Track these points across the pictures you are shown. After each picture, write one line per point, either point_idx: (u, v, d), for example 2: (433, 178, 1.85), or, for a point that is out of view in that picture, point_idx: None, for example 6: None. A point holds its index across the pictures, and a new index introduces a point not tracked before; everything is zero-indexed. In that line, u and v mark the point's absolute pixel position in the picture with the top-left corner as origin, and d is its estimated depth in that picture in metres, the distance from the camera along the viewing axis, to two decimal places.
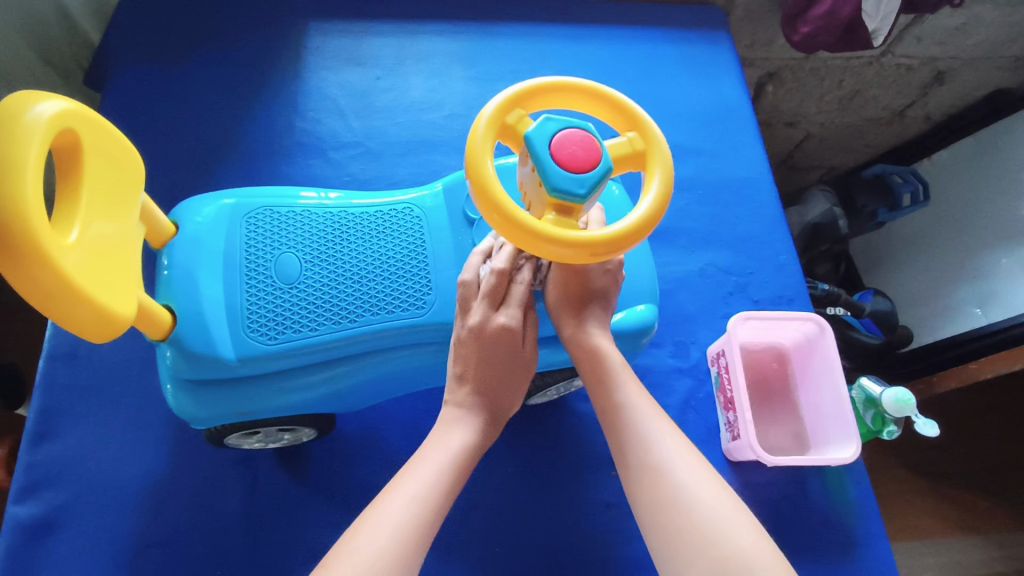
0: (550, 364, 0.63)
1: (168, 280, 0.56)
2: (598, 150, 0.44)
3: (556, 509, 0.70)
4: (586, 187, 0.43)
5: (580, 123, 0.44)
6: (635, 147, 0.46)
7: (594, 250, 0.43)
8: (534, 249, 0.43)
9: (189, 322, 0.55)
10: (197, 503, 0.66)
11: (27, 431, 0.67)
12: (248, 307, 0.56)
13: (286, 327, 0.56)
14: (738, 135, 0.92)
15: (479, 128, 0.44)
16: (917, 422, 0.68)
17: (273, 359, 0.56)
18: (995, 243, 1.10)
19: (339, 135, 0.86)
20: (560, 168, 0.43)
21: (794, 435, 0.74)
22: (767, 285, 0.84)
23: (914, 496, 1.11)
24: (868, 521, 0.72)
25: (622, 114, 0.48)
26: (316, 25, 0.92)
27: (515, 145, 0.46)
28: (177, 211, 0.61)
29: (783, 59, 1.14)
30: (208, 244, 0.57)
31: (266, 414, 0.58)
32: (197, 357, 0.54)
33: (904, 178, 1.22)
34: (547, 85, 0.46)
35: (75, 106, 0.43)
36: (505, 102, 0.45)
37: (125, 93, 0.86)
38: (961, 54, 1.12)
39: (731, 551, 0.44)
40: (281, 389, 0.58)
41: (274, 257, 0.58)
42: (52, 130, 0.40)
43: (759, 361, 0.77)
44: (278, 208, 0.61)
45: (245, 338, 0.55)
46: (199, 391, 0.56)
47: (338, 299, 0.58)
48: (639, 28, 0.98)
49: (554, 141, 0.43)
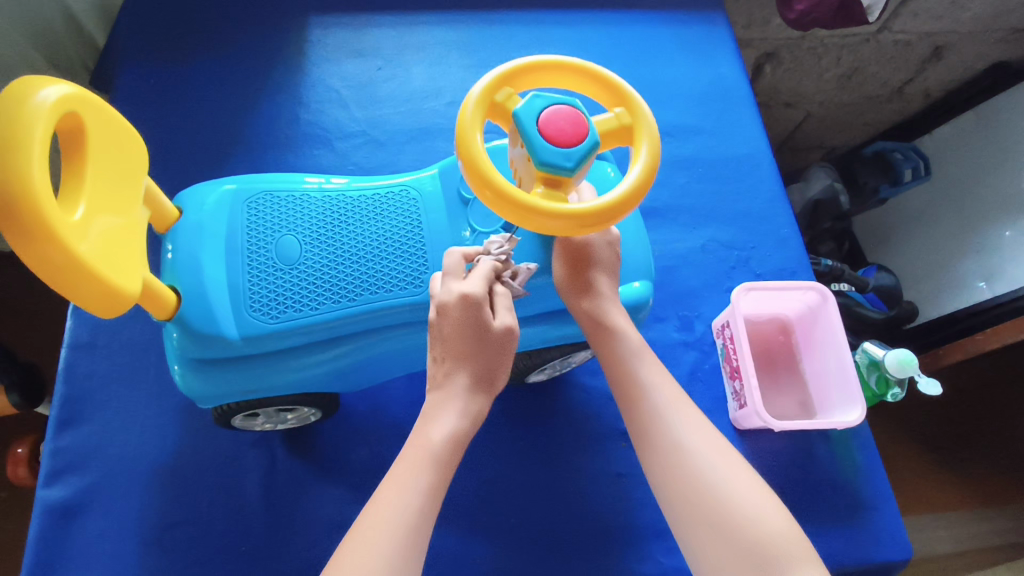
0: (551, 340, 0.64)
1: (173, 264, 0.58)
2: (584, 124, 0.45)
3: (567, 482, 0.71)
4: (573, 160, 0.44)
5: (568, 99, 0.46)
6: (622, 121, 0.47)
7: (583, 221, 0.44)
8: (527, 223, 0.44)
9: (194, 303, 0.56)
10: (218, 483, 0.68)
11: (51, 419, 0.69)
12: (251, 288, 0.58)
13: (288, 306, 0.58)
14: (736, 113, 0.93)
15: (469, 108, 0.45)
16: (920, 380, 0.69)
17: (276, 338, 0.58)
18: (997, 215, 1.10)
19: (343, 125, 0.88)
20: (546, 143, 0.44)
21: (799, 403, 0.75)
22: (769, 259, 0.85)
23: (926, 469, 1.11)
24: (876, 485, 0.73)
25: (608, 91, 0.49)
26: (317, 19, 0.94)
27: (505, 122, 0.48)
28: (180, 198, 0.62)
29: (779, 38, 1.15)
30: (211, 228, 0.59)
31: (271, 392, 0.60)
32: (202, 337, 0.56)
33: (905, 155, 1.22)
34: (534, 64, 0.48)
35: (78, 90, 0.45)
36: (494, 81, 0.46)
37: (134, 91, 0.88)
38: (959, 27, 1.12)
39: (752, 529, 0.48)
40: (284, 367, 0.59)
41: (274, 239, 0.60)
42: (56, 113, 0.41)
43: (764, 332, 0.78)
44: (278, 193, 0.62)
45: (247, 318, 0.57)
46: (205, 370, 0.58)
47: (338, 278, 0.59)
48: (636, 11, 0.99)
49: (542, 117, 0.45)
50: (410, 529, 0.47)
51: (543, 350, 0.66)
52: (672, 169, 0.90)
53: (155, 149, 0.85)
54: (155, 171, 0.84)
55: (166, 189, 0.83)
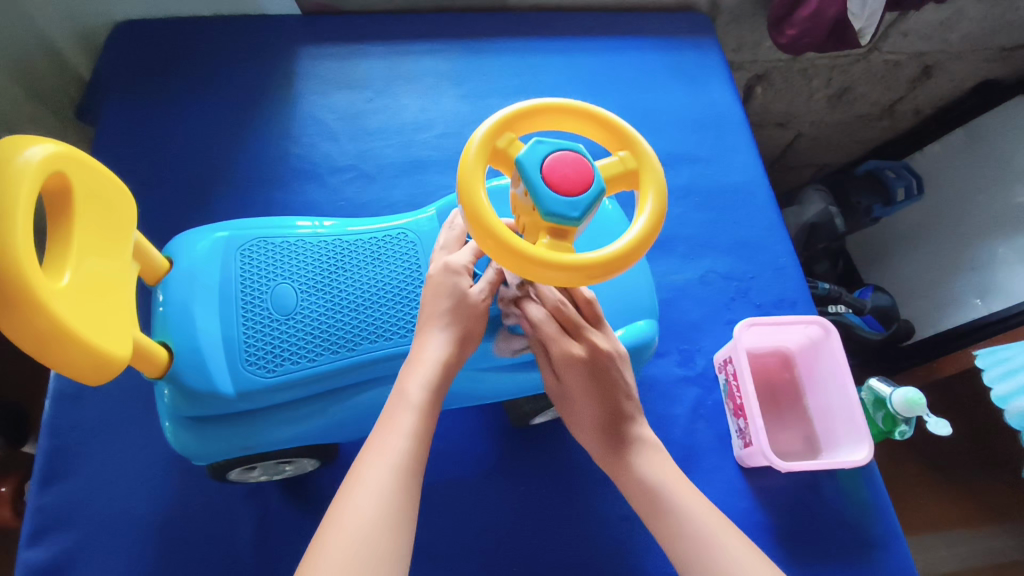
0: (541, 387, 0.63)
1: (164, 317, 0.56)
2: (589, 171, 0.43)
3: (570, 527, 0.69)
4: (579, 210, 0.42)
5: (571, 144, 0.43)
6: (627, 165, 0.45)
7: (590, 272, 0.42)
8: (530, 274, 0.42)
9: (187, 359, 0.54)
10: (209, 538, 0.65)
11: (33, 475, 0.66)
12: (246, 341, 0.56)
13: (284, 359, 0.56)
14: (731, 140, 0.92)
15: (470, 154, 0.43)
16: (928, 421, 0.68)
17: (273, 392, 0.56)
18: (992, 234, 1.10)
19: (335, 159, 0.86)
20: (551, 191, 0.42)
21: (804, 438, 0.73)
22: (769, 289, 0.84)
23: (924, 489, 1.11)
24: (885, 522, 0.72)
25: (613, 134, 0.47)
26: (306, 50, 0.92)
27: (507, 169, 0.45)
28: (171, 246, 0.60)
29: (770, 61, 1.12)
30: (203, 278, 0.57)
31: (268, 449, 0.57)
32: (196, 395, 0.54)
33: (897, 173, 1.21)
34: (536, 107, 0.46)
35: (64, 149, 0.43)
36: (495, 125, 0.44)
37: (118, 127, 0.86)
38: (947, 47, 1.12)
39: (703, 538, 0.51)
40: (282, 422, 0.57)
41: (269, 289, 0.58)
42: (41, 174, 0.39)
43: (766, 365, 0.77)
44: (272, 239, 0.60)
45: (243, 372, 0.55)
46: (199, 429, 0.56)
47: (336, 328, 0.57)
48: (628, 38, 0.99)
49: (546, 164, 0.43)
50: (388, 503, 0.45)
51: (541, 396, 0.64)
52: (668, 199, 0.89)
53: (143, 185, 0.83)
54: (141, 208, 0.82)
55: (154, 227, 0.81)
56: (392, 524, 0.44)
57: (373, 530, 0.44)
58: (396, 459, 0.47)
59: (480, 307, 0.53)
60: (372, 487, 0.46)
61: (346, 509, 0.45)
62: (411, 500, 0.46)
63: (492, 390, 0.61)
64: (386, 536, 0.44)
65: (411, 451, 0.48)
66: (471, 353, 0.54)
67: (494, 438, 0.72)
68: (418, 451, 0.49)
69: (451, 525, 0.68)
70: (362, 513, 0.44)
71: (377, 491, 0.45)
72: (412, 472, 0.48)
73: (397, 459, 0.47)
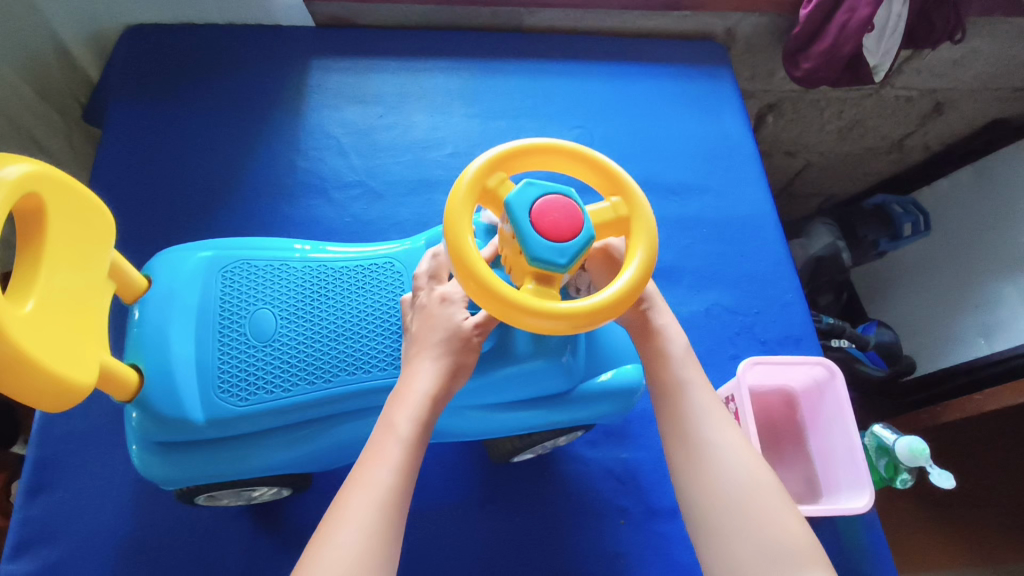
0: (533, 426, 0.59)
1: (138, 338, 0.54)
2: (579, 218, 0.42)
3: (562, 562, 0.67)
4: (567, 257, 0.41)
5: (562, 187, 0.43)
6: (618, 212, 0.45)
7: (575, 323, 0.41)
8: (513, 320, 0.41)
9: (159, 383, 0.53)
10: (193, 558, 0.64)
11: (18, 485, 0.65)
12: (221, 367, 0.54)
13: (259, 388, 0.54)
14: (741, 172, 0.92)
15: (458, 193, 0.42)
16: (931, 472, 0.66)
17: (244, 421, 0.54)
18: (995, 272, 1.09)
19: (342, 174, 0.86)
20: (539, 237, 0.41)
21: (805, 480, 0.72)
22: (774, 325, 0.83)
23: (925, 528, 1.07)
24: (884, 570, 0.70)
25: (606, 178, 0.46)
26: (318, 62, 0.92)
27: (496, 209, 0.44)
28: (152, 263, 0.58)
29: (782, 91, 1.12)
30: (182, 300, 0.56)
31: (237, 479, 0.56)
32: (165, 421, 0.52)
33: (904, 208, 1.20)
34: (527, 147, 0.45)
35: (40, 169, 0.42)
36: (485, 164, 0.44)
37: (123, 130, 0.85)
38: (960, 85, 1.12)
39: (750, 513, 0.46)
40: (251, 452, 0.55)
41: (249, 314, 0.57)
42: (12, 196, 0.38)
43: (768, 403, 0.75)
44: (256, 262, 0.59)
45: (215, 400, 0.53)
46: (165, 455, 0.54)
47: (316, 357, 0.56)
48: (644, 63, 0.98)
49: (536, 208, 0.42)
50: (367, 546, 0.42)
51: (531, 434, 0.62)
52: (675, 229, 0.88)
53: (145, 190, 0.82)
54: (144, 213, 0.81)
55: (156, 235, 0.80)
56: (376, 555, 0.41)
57: (347, 574, 0.40)
58: (376, 497, 0.44)
59: (472, 342, 0.51)
60: (353, 527, 0.42)
61: (320, 550, 0.41)
62: (391, 541, 0.43)
63: (481, 427, 0.59)
64: None
65: (396, 487, 0.45)
66: (460, 387, 0.51)
67: (489, 466, 0.71)
68: (403, 488, 0.45)
69: (440, 556, 0.66)
70: (337, 555, 0.41)
71: (358, 527, 0.42)
72: (395, 511, 0.44)
73: (382, 493, 0.44)
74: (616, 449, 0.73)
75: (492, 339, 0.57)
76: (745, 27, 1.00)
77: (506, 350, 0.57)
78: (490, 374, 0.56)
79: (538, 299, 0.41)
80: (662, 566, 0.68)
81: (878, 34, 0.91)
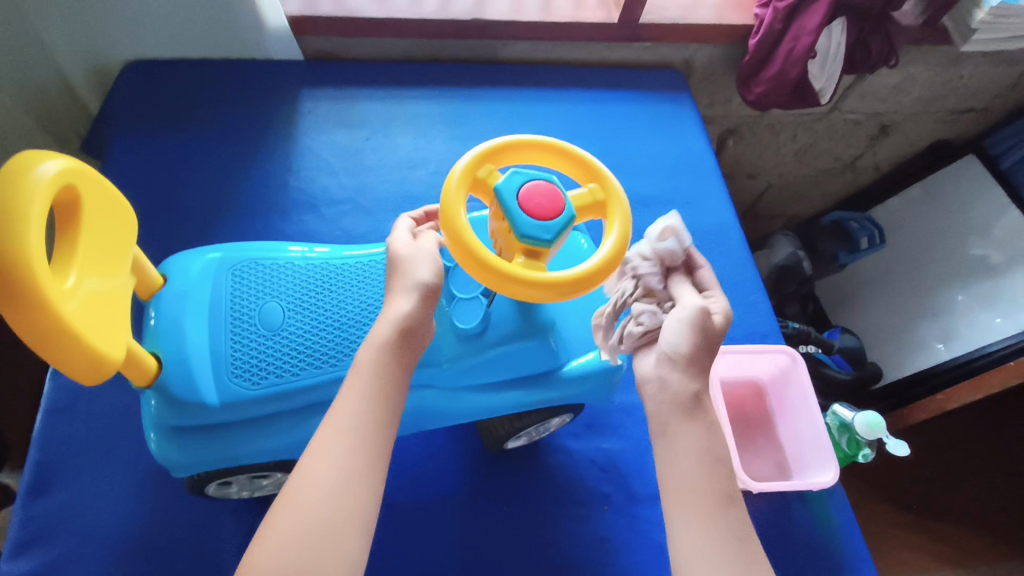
0: (524, 406, 0.64)
1: (156, 330, 0.58)
2: (561, 200, 0.47)
3: (550, 547, 0.70)
4: (552, 233, 0.47)
5: (545, 175, 0.48)
6: (596, 197, 0.50)
7: (560, 289, 0.46)
8: (506, 290, 0.46)
9: (176, 370, 0.56)
10: (193, 555, 0.66)
11: (21, 488, 0.67)
12: (232, 354, 0.58)
13: (268, 372, 0.58)
14: (704, 185, 0.99)
15: (453, 182, 0.48)
16: (887, 442, 0.72)
17: (255, 404, 0.58)
18: (949, 282, 1.19)
19: (332, 192, 0.91)
20: (526, 217, 0.46)
21: (775, 464, 0.77)
22: (741, 323, 0.89)
23: (900, 530, 1.09)
24: (854, 545, 0.75)
25: (584, 168, 0.52)
26: (308, 92, 0.98)
27: (486, 197, 0.50)
28: (167, 264, 0.63)
29: (740, 116, 1.21)
30: (196, 295, 0.60)
31: (247, 460, 0.59)
32: (181, 404, 0.56)
33: (859, 224, 1.28)
34: (513, 143, 0.51)
35: (76, 163, 0.46)
36: (476, 157, 0.49)
37: (122, 157, 0.90)
38: (901, 108, 1.21)
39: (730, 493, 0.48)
40: (262, 434, 0.59)
41: (257, 306, 0.60)
42: (54, 186, 0.42)
43: (738, 394, 0.81)
44: (263, 261, 0.63)
45: (228, 384, 0.57)
46: (181, 439, 0.57)
47: (320, 344, 0.60)
48: (611, 90, 1.06)
49: (521, 193, 0.47)
50: (347, 484, 0.45)
51: (518, 416, 0.66)
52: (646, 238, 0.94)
53: (143, 212, 0.87)
54: (144, 232, 0.85)
55: (153, 251, 0.84)
56: (354, 510, 0.45)
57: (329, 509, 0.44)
58: (348, 442, 0.47)
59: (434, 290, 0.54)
60: (330, 467, 0.46)
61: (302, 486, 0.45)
62: (367, 478, 0.46)
63: (473, 408, 0.63)
64: (342, 517, 0.44)
65: (368, 432, 0.48)
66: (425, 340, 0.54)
67: (479, 458, 0.74)
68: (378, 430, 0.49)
69: (433, 545, 0.69)
70: (316, 493, 0.45)
71: (335, 469, 0.46)
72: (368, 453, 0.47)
73: (354, 436, 0.47)
74: (597, 439, 0.77)
75: (473, 322, 0.60)
76: (701, 57, 1.10)
77: (491, 331, 0.61)
78: (479, 357, 0.61)
79: (526, 269, 0.46)
80: (646, 547, 0.71)
81: (821, 60, 1.00)
